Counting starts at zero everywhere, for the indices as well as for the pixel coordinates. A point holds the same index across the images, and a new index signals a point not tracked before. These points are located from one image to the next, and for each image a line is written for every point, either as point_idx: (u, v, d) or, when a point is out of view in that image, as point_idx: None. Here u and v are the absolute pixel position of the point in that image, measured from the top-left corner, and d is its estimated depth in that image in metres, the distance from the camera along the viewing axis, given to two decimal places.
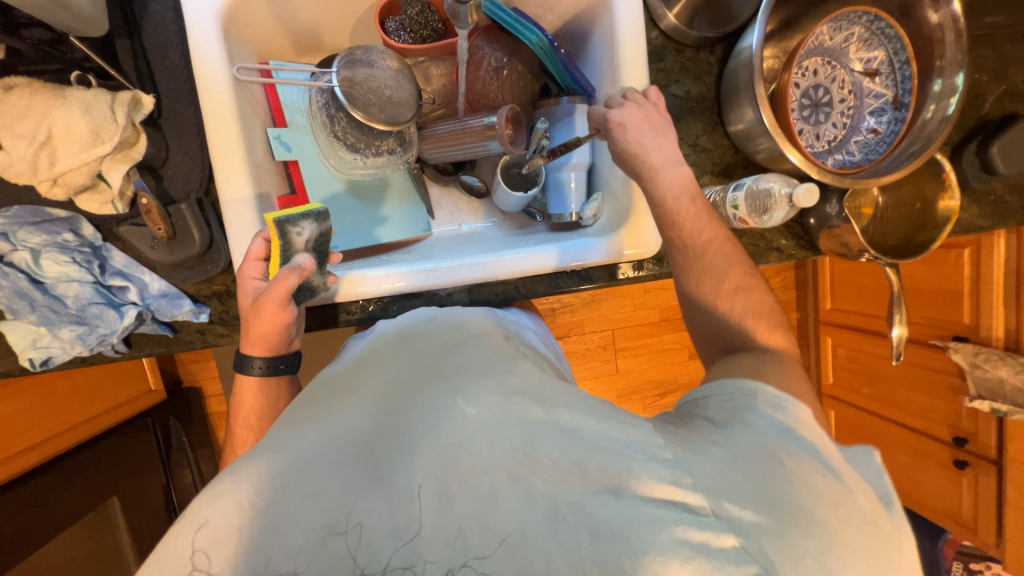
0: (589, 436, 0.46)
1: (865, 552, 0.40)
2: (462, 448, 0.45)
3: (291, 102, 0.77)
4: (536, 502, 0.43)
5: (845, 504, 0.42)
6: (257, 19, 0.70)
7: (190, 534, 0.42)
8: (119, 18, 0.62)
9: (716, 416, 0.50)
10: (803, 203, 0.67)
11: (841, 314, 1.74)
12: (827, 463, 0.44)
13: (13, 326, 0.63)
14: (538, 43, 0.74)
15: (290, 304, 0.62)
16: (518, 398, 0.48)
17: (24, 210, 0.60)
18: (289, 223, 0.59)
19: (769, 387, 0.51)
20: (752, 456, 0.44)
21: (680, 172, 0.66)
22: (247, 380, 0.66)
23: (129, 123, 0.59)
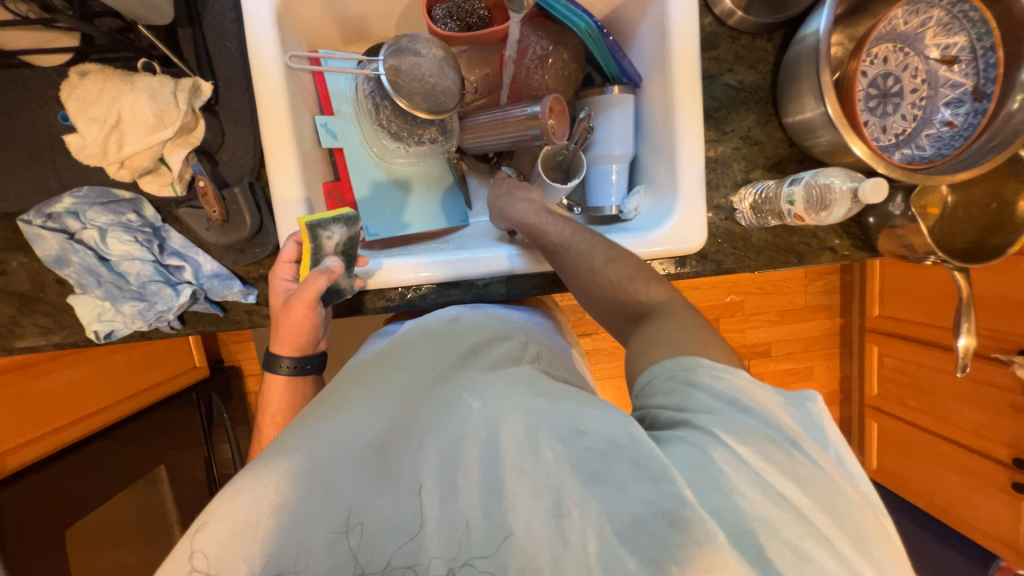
0: (592, 424, 0.46)
1: (845, 528, 0.40)
2: (467, 441, 0.48)
3: (339, 90, 0.78)
4: (541, 496, 0.43)
5: (819, 479, 0.41)
6: (310, 7, 0.71)
7: (191, 535, 0.43)
8: (182, 8, 0.64)
9: (665, 403, 0.47)
10: (869, 198, 0.62)
11: (890, 321, 1.65)
12: (784, 433, 0.43)
13: (81, 299, 0.67)
14: (587, 31, 0.72)
15: (318, 306, 0.64)
16: (524, 392, 0.51)
17: (92, 191, 0.63)
18: (321, 227, 0.62)
19: (704, 359, 0.48)
20: (719, 445, 0.42)
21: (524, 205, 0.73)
22: (275, 379, 0.69)
23: (189, 109, 0.61)
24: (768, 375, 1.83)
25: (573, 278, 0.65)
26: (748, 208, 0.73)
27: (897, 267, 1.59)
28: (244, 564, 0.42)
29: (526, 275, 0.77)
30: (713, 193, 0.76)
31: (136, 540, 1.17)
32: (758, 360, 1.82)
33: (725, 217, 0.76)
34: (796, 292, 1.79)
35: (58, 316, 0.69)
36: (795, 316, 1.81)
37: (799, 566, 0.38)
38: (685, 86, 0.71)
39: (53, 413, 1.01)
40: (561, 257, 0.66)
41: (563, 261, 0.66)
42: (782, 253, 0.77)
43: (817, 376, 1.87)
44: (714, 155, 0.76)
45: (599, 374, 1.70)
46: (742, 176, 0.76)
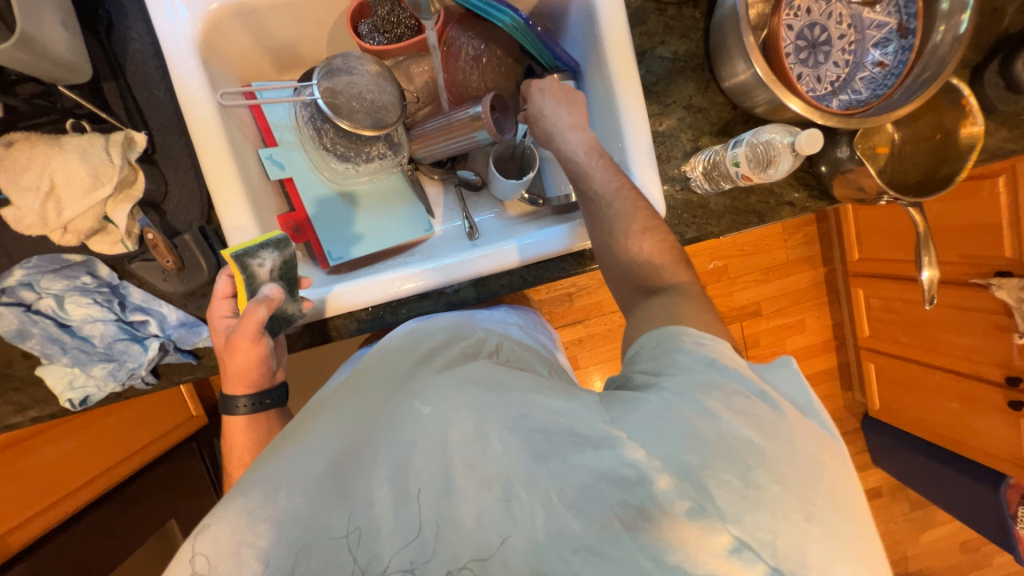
0: (539, 408, 0.49)
1: (802, 468, 0.44)
2: (419, 446, 0.51)
3: (278, 120, 0.77)
4: (490, 486, 0.47)
5: (778, 423, 0.46)
6: (233, 41, 0.70)
7: (190, 542, 0.47)
8: (103, 62, 0.63)
9: (648, 366, 0.52)
10: (805, 149, 0.63)
11: (870, 263, 1.67)
12: (754, 387, 0.48)
13: (50, 369, 0.66)
14: (513, 24, 0.72)
15: (263, 336, 0.65)
16: (471, 388, 0.53)
17: (43, 259, 0.63)
18: (248, 256, 0.61)
19: (690, 328, 0.54)
20: (682, 399, 0.47)
21: (587, 138, 0.70)
22: (235, 419, 0.70)
23: (124, 162, 0.61)
24: (762, 334, 1.85)
25: (600, 233, 0.67)
26: (700, 174, 0.74)
27: (867, 210, 1.60)
28: (240, 568, 0.46)
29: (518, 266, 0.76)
30: (665, 165, 0.76)
31: None
32: (749, 321, 1.84)
33: (681, 188, 0.76)
34: (776, 249, 1.81)
35: (30, 390, 0.68)
36: (779, 272, 1.82)
37: (744, 491, 0.43)
38: (622, 64, 0.71)
39: (54, 485, 1.00)
40: (597, 210, 0.67)
41: (598, 214, 0.67)
42: (742, 215, 0.78)
43: (810, 327, 1.89)
44: (660, 129, 0.76)
45: (597, 359, 1.70)
46: (691, 145, 0.76)
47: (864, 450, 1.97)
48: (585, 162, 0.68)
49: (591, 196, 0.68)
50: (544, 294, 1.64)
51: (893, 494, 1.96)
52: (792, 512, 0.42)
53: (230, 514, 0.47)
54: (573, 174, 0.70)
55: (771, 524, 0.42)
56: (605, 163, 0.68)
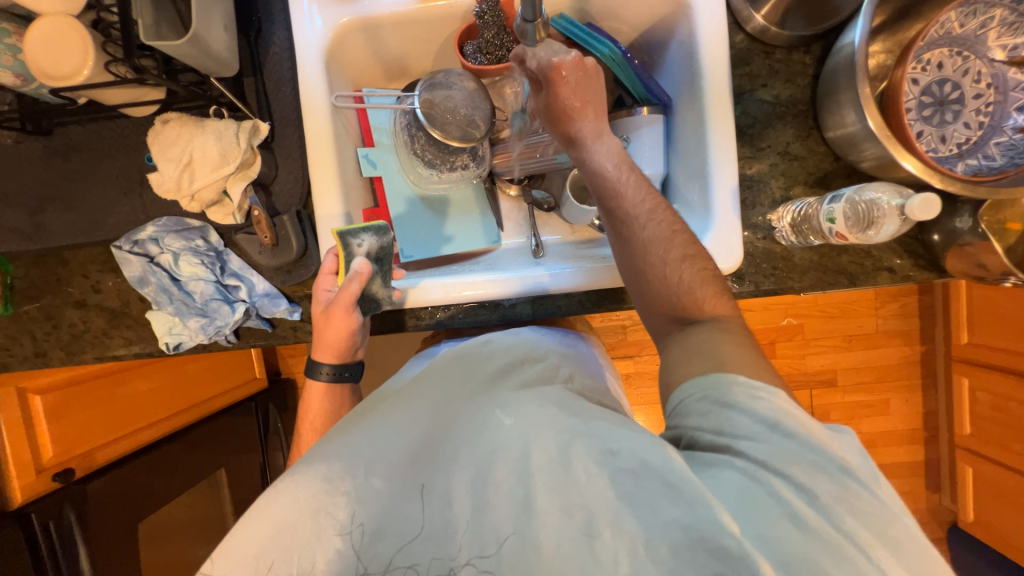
0: (631, 449, 0.46)
1: (914, 565, 0.40)
2: (499, 457, 0.49)
3: (379, 124, 0.84)
4: (571, 517, 0.45)
5: (874, 506, 0.42)
6: (354, 50, 0.79)
7: (253, 520, 0.47)
8: (248, 61, 0.73)
9: (701, 425, 0.49)
10: (917, 215, 0.57)
11: (984, 350, 1.45)
12: (832, 459, 0.44)
13: (156, 315, 0.76)
14: (610, 56, 0.74)
15: (355, 311, 0.69)
16: (554, 409, 0.53)
17: (169, 221, 0.73)
18: (350, 236, 0.68)
19: (743, 376, 0.50)
20: (768, 479, 0.43)
21: (614, 147, 0.64)
22: (315, 385, 0.74)
23: (248, 147, 0.69)
24: (834, 406, 1.67)
25: (632, 260, 0.61)
26: (787, 225, 0.70)
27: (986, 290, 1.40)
28: (296, 560, 0.45)
29: (579, 291, 0.76)
30: (748, 212, 0.72)
31: (190, 537, 1.25)
32: (823, 390, 1.67)
33: (763, 236, 0.72)
34: (866, 316, 1.63)
35: (139, 329, 0.79)
36: (864, 342, 1.64)
37: None
38: (717, 102, 0.70)
39: (135, 416, 1.12)
40: (628, 234, 0.61)
41: (628, 239, 0.61)
42: (830, 274, 0.72)
43: (894, 409, 1.68)
44: (749, 173, 0.73)
45: (645, 400, 1.62)
46: (781, 194, 0.72)
47: None
48: (614, 176, 0.62)
49: (623, 231, 0.61)
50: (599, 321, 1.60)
51: None
52: None
53: (280, 507, 0.47)
54: (603, 190, 0.62)
55: None
56: (639, 178, 0.63)
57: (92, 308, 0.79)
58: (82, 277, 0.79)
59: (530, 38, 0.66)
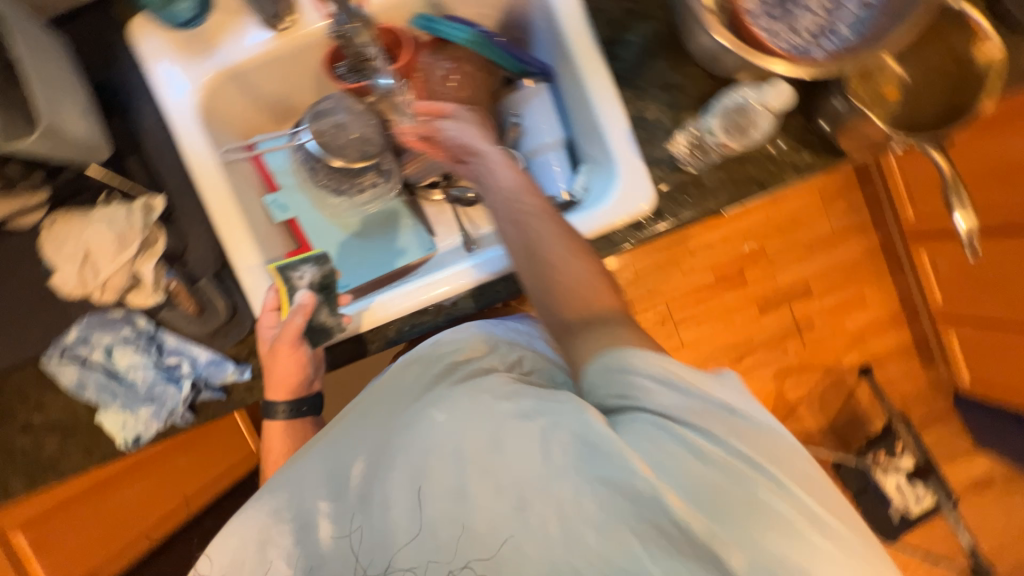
0: (560, 420, 0.51)
1: (790, 469, 0.49)
2: (434, 454, 0.54)
3: (279, 167, 0.83)
4: (503, 494, 0.51)
5: (758, 435, 0.49)
6: (230, 103, 0.78)
7: (235, 549, 0.58)
8: (125, 141, 0.72)
9: (607, 394, 0.51)
10: (773, 102, 0.66)
11: (920, 220, 1.53)
12: (717, 403, 0.50)
13: (108, 414, 0.74)
14: (471, 39, 0.77)
15: (302, 344, 0.69)
16: (485, 397, 0.56)
17: (93, 318, 0.72)
18: (290, 269, 0.69)
19: (640, 351, 0.52)
20: (669, 429, 0.49)
21: (508, 172, 0.63)
22: (274, 424, 0.75)
23: (146, 225, 0.69)
24: (815, 314, 1.71)
25: (535, 278, 0.58)
26: (685, 153, 0.72)
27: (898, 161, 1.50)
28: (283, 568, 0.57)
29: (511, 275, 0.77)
30: (649, 149, 0.74)
31: None
32: (801, 301, 1.70)
33: (670, 169, 0.74)
34: (818, 221, 1.68)
35: (95, 435, 0.77)
36: (823, 245, 1.69)
37: (748, 510, 0.46)
38: (588, 57, 0.72)
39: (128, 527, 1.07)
40: (538, 254, 0.58)
41: (537, 256, 0.58)
42: (742, 185, 0.74)
43: (871, 300, 1.72)
44: (638, 113, 0.74)
45: None
46: (673, 124, 0.74)
47: (962, 431, 1.73)
48: (513, 199, 0.61)
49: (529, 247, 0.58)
50: None
51: (1010, 481, 1.71)
52: (795, 521, 0.46)
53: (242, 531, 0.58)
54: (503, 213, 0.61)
55: (777, 537, 0.45)
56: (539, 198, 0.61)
57: (42, 428, 0.77)
58: (22, 400, 0.76)
59: (362, 38, 0.69)
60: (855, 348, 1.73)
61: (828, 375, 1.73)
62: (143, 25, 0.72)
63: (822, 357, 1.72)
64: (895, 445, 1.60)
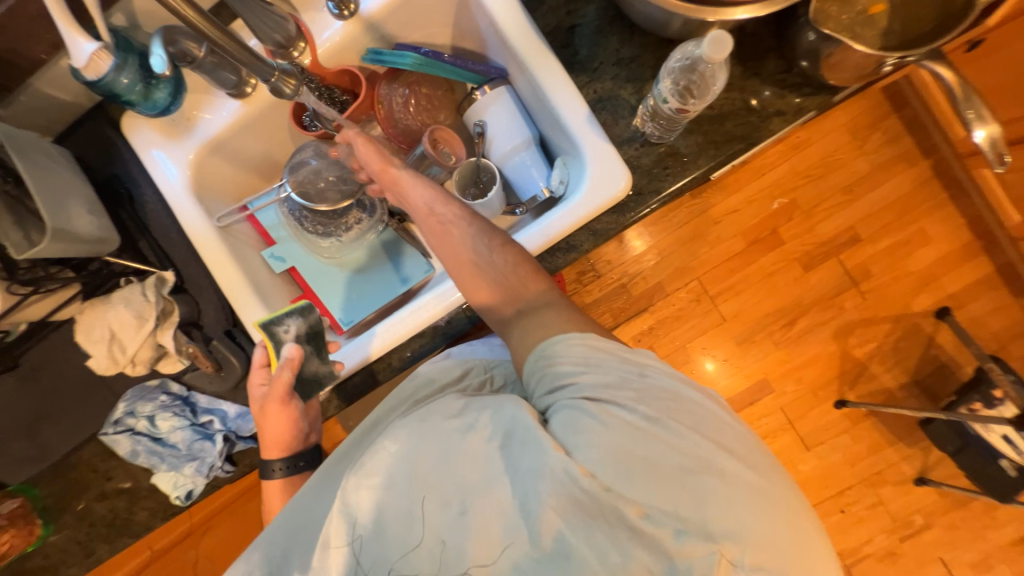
0: (492, 419, 0.53)
1: (703, 422, 0.53)
2: (388, 484, 0.51)
3: (272, 222, 0.87)
4: (447, 504, 0.49)
5: (669, 395, 0.54)
6: (219, 172, 0.84)
7: None
8: (134, 227, 0.80)
9: (540, 387, 0.58)
10: (714, 57, 0.55)
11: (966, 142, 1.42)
12: (632, 373, 0.56)
13: (162, 474, 0.81)
14: (417, 62, 0.77)
15: (294, 399, 0.71)
16: (436, 417, 0.54)
17: (135, 391, 0.78)
18: (275, 323, 0.71)
19: (561, 338, 0.59)
20: (590, 406, 0.52)
21: (430, 193, 0.71)
22: (272, 485, 0.74)
23: (159, 297, 0.75)
24: (869, 261, 1.54)
25: (468, 282, 0.67)
26: (652, 127, 0.68)
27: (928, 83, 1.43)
28: None
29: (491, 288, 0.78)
30: (615, 129, 0.71)
31: None
32: (849, 251, 1.54)
33: (642, 146, 0.70)
34: (852, 160, 1.52)
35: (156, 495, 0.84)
36: (863, 185, 1.53)
37: (667, 469, 0.49)
38: (534, 50, 0.70)
39: None
40: (467, 261, 0.67)
41: (468, 262, 0.67)
42: (724, 146, 0.68)
43: (933, 234, 1.53)
44: (597, 95, 0.72)
45: (677, 344, 1.55)
46: (636, 99, 0.70)
47: None
48: (438, 216, 0.70)
49: (457, 254, 0.68)
50: (597, 293, 1.55)
51: None
52: (708, 469, 0.49)
53: None
54: (433, 232, 0.71)
55: (699, 490, 0.48)
56: (460, 210, 0.70)
57: (112, 495, 0.86)
58: (93, 472, 0.85)
59: (287, 88, 0.68)
60: (924, 291, 1.54)
61: (898, 326, 1.55)
62: (132, 120, 0.79)
63: (886, 307, 1.54)
64: (995, 391, 1.36)
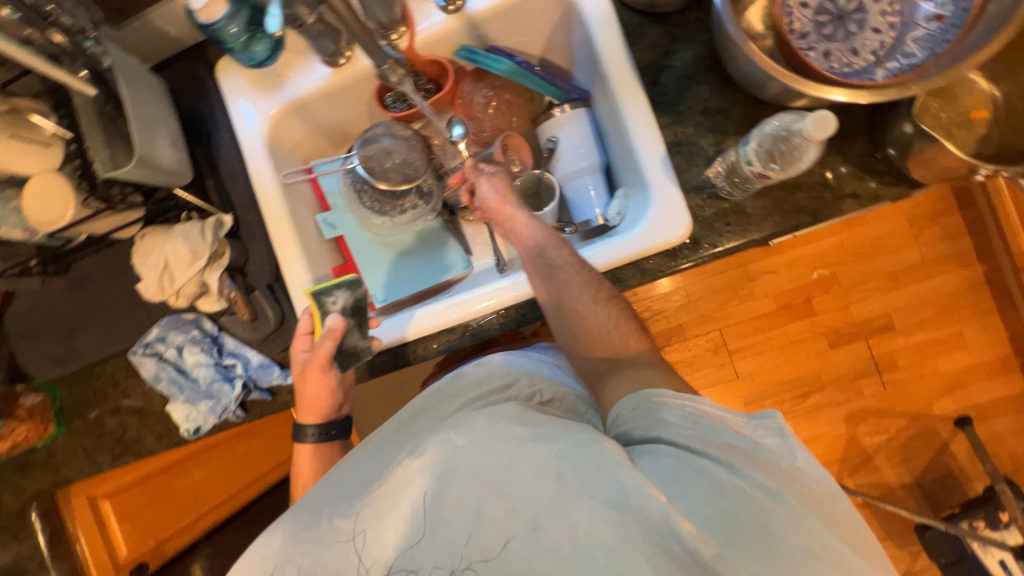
0: (568, 439, 0.51)
1: (819, 509, 0.49)
2: (455, 476, 0.52)
3: (332, 189, 0.90)
4: (518, 515, 0.49)
5: (785, 473, 0.50)
6: (294, 131, 0.87)
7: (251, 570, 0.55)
8: (204, 166, 0.83)
9: (634, 428, 0.55)
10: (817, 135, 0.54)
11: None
12: (744, 440, 0.52)
13: (175, 405, 0.83)
14: (509, 69, 0.79)
15: (332, 368, 0.73)
16: (505, 423, 0.55)
17: (169, 320, 0.82)
18: (324, 294, 0.72)
19: (667, 391, 0.56)
20: (693, 461, 0.49)
21: (546, 234, 0.72)
22: (304, 446, 0.80)
23: (215, 239, 0.77)
24: (899, 353, 1.50)
25: (566, 332, 0.67)
26: (723, 180, 0.68)
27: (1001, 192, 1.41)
28: None
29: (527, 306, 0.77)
30: (686, 175, 0.71)
31: None
32: (880, 338, 1.51)
33: (709, 199, 0.70)
34: (905, 249, 1.49)
35: (165, 422, 0.87)
36: (910, 276, 1.49)
37: (775, 550, 0.45)
38: (623, 81, 0.71)
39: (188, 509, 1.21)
40: (571, 313, 0.66)
41: (570, 313, 0.66)
42: (790, 216, 0.68)
43: (971, 341, 1.49)
44: (677, 138, 0.72)
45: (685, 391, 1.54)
46: (714, 151, 0.71)
47: None
48: (551, 259, 0.69)
49: (559, 299, 0.66)
50: None
51: None
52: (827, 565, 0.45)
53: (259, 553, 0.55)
54: (538, 273, 0.69)
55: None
56: (573, 260, 0.68)
57: (124, 412, 0.89)
58: (113, 386, 0.89)
59: (393, 77, 0.70)
60: (948, 396, 1.50)
61: (914, 425, 1.50)
62: (227, 66, 0.82)
63: (906, 403, 1.50)
64: (1002, 514, 1.33)
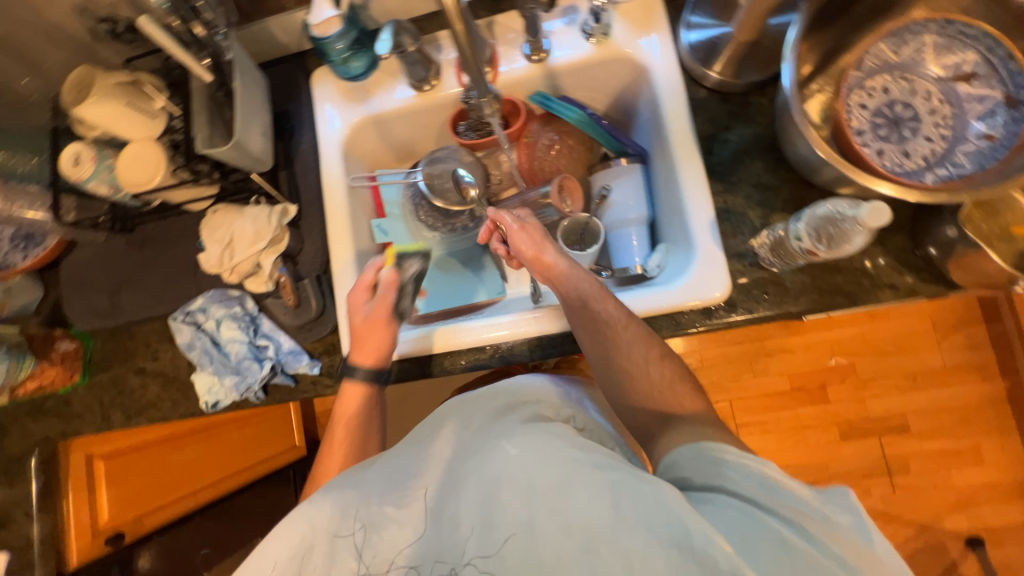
0: (625, 470, 0.50)
1: None
2: (504, 483, 0.52)
3: (390, 198, 0.95)
4: (570, 535, 0.47)
5: (867, 556, 0.43)
6: (368, 141, 0.94)
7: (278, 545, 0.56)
8: (281, 158, 0.89)
9: (693, 475, 0.51)
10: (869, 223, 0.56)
11: None
12: (814, 509, 0.45)
13: (201, 375, 0.85)
14: (580, 118, 0.85)
15: (394, 320, 0.77)
16: (560, 443, 0.54)
17: (216, 293, 0.85)
18: (404, 255, 0.81)
19: (731, 448, 0.51)
20: (758, 516, 0.45)
21: (593, 286, 0.71)
22: (352, 388, 0.77)
23: (278, 225, 0.84)
24: (914, 456, 1.46)
25: (612, 374, 0.67)
26: (766, 252, 0.71)
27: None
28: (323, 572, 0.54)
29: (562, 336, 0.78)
30: (732, 241, 0.74)
31: None
32: (895, 438, 1.47)
33: (751, 265, 0.73)
34: (928, 351, 1.48)
35: (185, 390, 0.89)
36: (931, 380, 1.48)
37: None
38: (683, 146, 0.77)
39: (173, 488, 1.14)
40: (618, 363, 0.67)
41: (617, 364, 0.67)
42: (828, 296, 0.71)
43: (989, 458, 1.45)
44: (727, 205, 0.76)
45: None
46: (761, 223, 0.74)
47: None
48: (601, 316, 0.69)
49: (609, 344, 0.67)
50: None
51: None
52: None
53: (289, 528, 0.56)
54: (586, 322, 0.70)
55: None
56: (624, 314, 0.69)
57: (148, 374, 0.91)
58: (144, 347, 0.91)
59: (489, 109, 0.78)
60: (961, 511, 1.44)
61: (923, 536, 1.44)
62: (323, 75, 0.90)
63: (917, 511, 1.45)
64: None
